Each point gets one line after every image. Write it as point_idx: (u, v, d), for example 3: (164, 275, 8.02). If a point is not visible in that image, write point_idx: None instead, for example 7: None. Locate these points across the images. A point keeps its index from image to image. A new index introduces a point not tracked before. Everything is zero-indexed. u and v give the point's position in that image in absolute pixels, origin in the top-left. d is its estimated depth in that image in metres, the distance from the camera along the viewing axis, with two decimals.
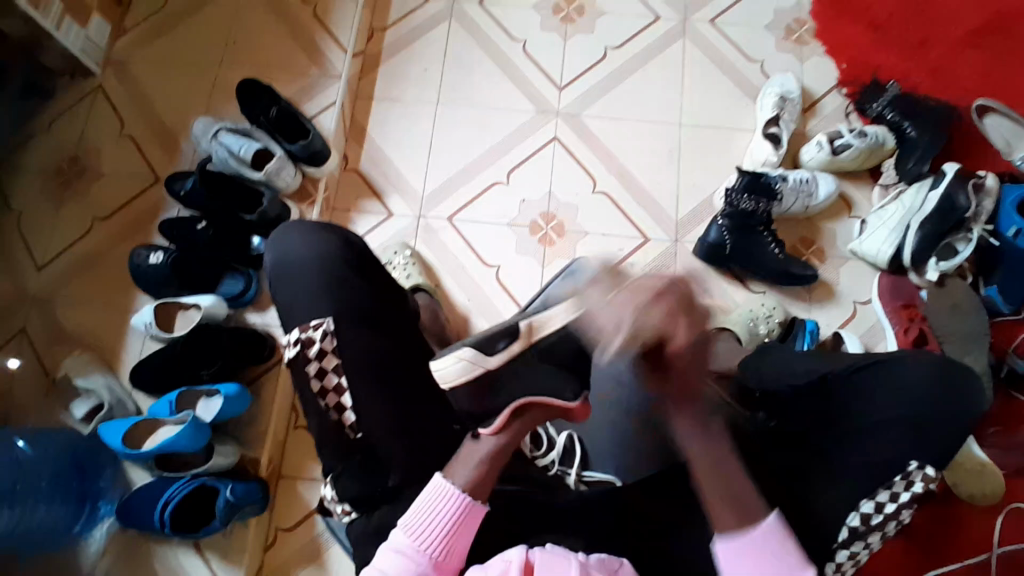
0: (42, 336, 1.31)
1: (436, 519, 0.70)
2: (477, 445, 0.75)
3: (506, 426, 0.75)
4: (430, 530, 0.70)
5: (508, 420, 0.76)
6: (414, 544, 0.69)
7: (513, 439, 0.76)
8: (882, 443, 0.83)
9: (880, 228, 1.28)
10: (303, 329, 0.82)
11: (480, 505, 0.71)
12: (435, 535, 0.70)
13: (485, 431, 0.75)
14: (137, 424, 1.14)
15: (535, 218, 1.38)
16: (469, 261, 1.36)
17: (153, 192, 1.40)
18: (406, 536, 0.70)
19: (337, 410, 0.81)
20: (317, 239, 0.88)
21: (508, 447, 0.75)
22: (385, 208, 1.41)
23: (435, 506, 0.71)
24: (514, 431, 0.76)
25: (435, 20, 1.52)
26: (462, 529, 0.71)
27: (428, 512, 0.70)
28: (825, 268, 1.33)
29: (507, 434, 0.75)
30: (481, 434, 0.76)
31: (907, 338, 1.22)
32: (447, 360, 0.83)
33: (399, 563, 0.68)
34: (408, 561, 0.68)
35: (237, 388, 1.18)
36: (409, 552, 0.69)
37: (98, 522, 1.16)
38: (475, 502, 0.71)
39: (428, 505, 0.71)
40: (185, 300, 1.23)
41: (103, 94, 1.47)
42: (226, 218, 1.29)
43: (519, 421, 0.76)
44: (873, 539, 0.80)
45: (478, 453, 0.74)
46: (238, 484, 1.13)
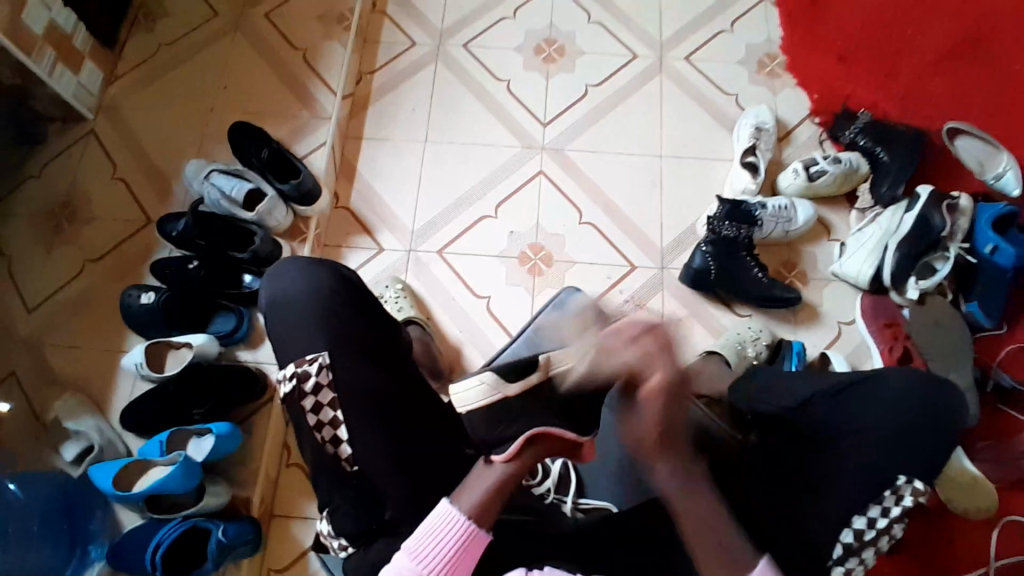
0: (33, 380, 1.30)
1: (441, 546, 0.70)
2: (488, 472, 0.74)
3: (518, 456, 0.75)
4: (434, 554, 0.69)
5: (522, 448, 0.75)
6: (417, 567, 0.69)
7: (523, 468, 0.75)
8: (872, 458, 0.84)
9: (860, 250, 1.32)
10: (298, 365, 0.83)
11: (484, 533, 0.71)
12: (439, 561, 0.69)
13: (497, 457, 0.75)
14: (128, 465, 1.12)
15: (523, 248, 1.41)
16: (460, 293, 1.38)
17: (147, 233, 1.41)
18: (410, 559, 0.69)
19: (333, 444, 0.81)
20: (309, 275, 0.89)
21: (517, 477, 0.75)
22: (377, 242, 1.43)
23: (440, 533, 0.70)
24: (525, 460, 0.75)
25: (422, 62, 1.58)
26: (465, 558, 0.70)
27: (434, 538, 0.70)
28: (809, 290, 1.36)
29: (519, 464, 0.74)
30: (493, 461, 0.75)
31: (892, 356, 1.25)
32: (470, 384, 0.96)
33: None
34: None
35: (229, 426, 1.17)
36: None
37: (90, 565, 1.13)
38: (479, 530, 0.71)
39: (435, 531, 0.70)
40: (176, 339, 1.23)
41: (96, 140, 1.50)
42: (219, 258, 1.30)
43: (532, 450, 0.76)
44: (867, 555, 0.81)
45: (488, 480, 0.73)
46: (230, 526, 1.12)
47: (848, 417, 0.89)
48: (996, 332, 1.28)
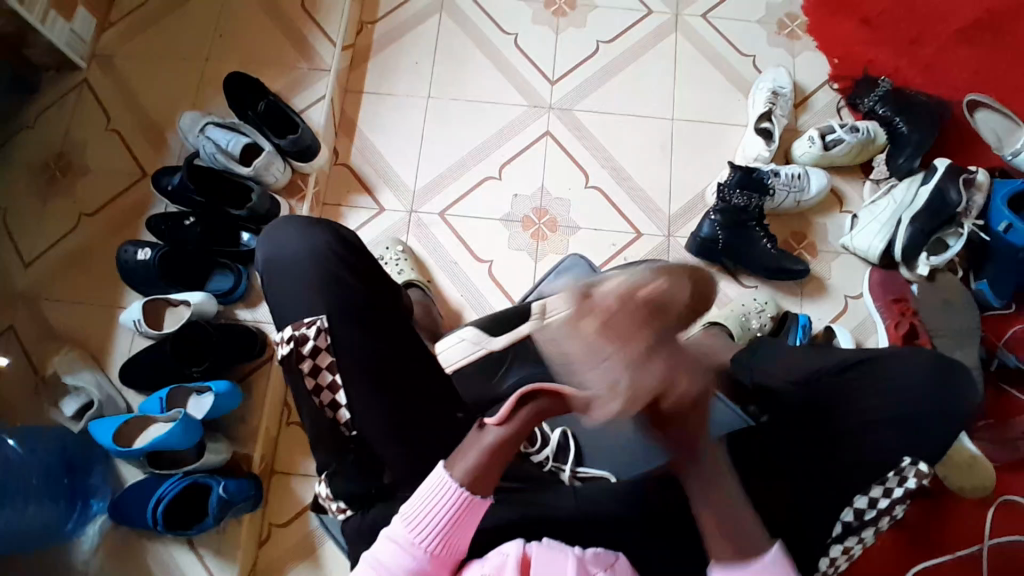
0: (31, 333, 1.29)
1: (434, 513, 0.68)
2: (481, 436, 0.70)
3: (511, 417, 0.70)
4: (428, 523, 0.68)
5: (515, 408, 0.70)
6: (411, 536, 0.68)
7: (518, 430, 0.70)
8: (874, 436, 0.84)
9: (871, 223, 1.29)
10: (295, 328, 0.81)
11: (480, 499, 0.69)
12: (432, 531, 0.68)
13: (490, 421, 0.70)
14: (127, 421, 1.13)
15: (528, 212, 1.38)
16: (462, 257, 1.36)
17: (142, 187, 1.38)
18: (405, 526, 0.68)
19: (333, 408, 0.80)
20: (307, 236, 0.87)
21: (513, 440, 0.70)
22: (377, 203, 1.40)
23: (432, 501, 0.68)
24: (519, 421, 0.70)
25: (427, 12, 1.51)
26: (461, 523, 0.68)
27: (427, 506, 0.68)
28: (817, 263, 1.33)
29: (512, 426, 0.69)
30: (486, 424, 0.71)
31: (898, 332, 1.23)
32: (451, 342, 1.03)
33: (396, 552, 0.67)
34: (403, 552, 0.67)
35: (229, 385, 1.16)
36: (404, 544, 0.68)
37: (91, 519, 1.16)
38: (474, 496, 0.69)
39: (427, 497, 0.68)
40: (174, 297, 1.21)
41: (88, 89, 1.44)
42: (215, 213, 1.27)
43: (528, 409, 0.70)
44: (867, 534, 0.80)
45: (481, 445, 0.70)
46: (231, 482, 1.12)
47: (852, 398, 0.88)
48: (1003, 312, 1.26)
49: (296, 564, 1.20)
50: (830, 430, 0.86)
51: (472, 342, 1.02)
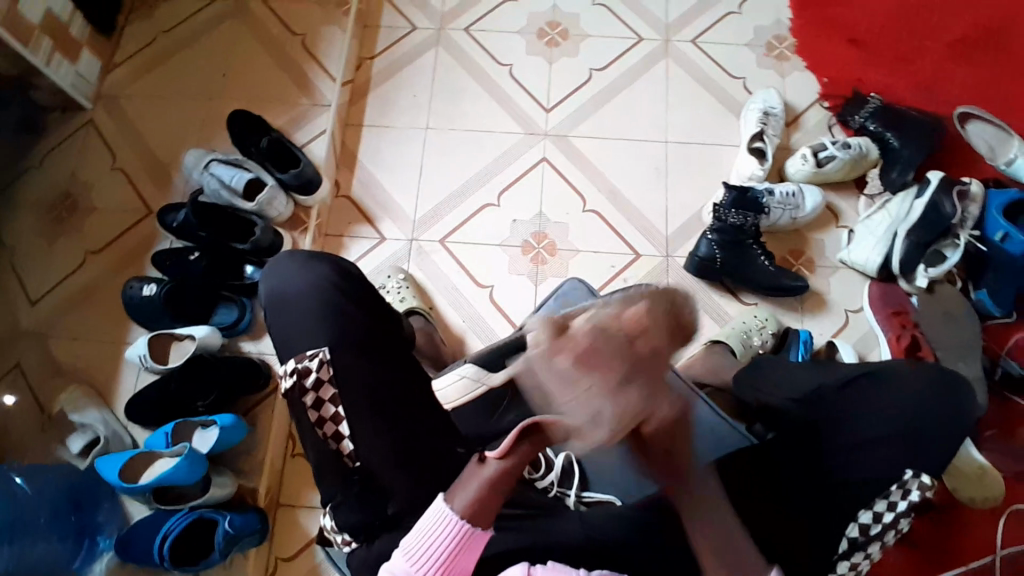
0: (37, 371, 1.30)
1: (435, 545, 0.68)
2: (482, 469, 0.70)
3: (512, 451, 0.70)
4: (428, 556, 0.68)
5: (515, 442, 0.71)
6: (411, 568, 0.68)
7: (519, 462, 0.71)
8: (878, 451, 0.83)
9: (868, 237, 1.30)
10: (297, 361, 0.82)
11: (481, 532, 0.69)
12: (434, 563, 0.68)
13: (491, 454, 0.70)
14: (133, 458, 1.13)
15: (526, 237, 1.40)
16: (463, 282, 1.37)
17: (146, 224, 1.40)
18: (406, 560, 0.68)
19: (336, 439, 0.81)
20: (310, 267, 0.88)
21: (513, 472, 0.70)
22: (378, 232, 1.42)
23: (432, 534, 0.68)
24: (520, 453, 0.71)
25: (424, 47, 1.55)
26: (463, 554, 0.69)
27: (427, 539, 0.68)
28: (816, 278, 1.34)
29: (513, 458, 0.70)
30: (486, 458, 0.71)
31: (900, 346, 1.23)
32: (450, 380, 1.00)
33: None
34: None
35: (233, 418, 1.17)
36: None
37: (98, 557, 1.14)
38: (474, 530, 0.68)
39: (426, 531, 0.68)
40: (179, 332, 1.23)
41: (94, 129, 1.48)
42: (219, 248, 1.29)
43: (527, 444, 0.71)
44: (873, 549, 0.81)
45: (482, 478, 0.70)
46: (236, 516, 1.12)
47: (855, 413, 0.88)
48: (1005, 321, 1.26)
49: None
50: (836, 447, 0.86)
51: (472, 378, 0.99)
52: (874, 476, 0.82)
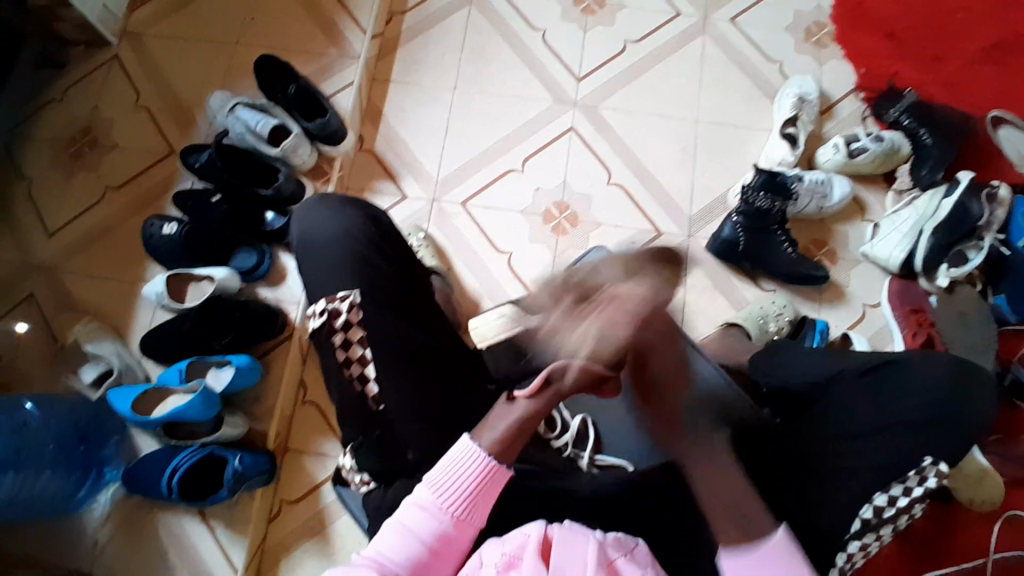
0: (51, 303, 1.31)
1: (461, 478, 0.69)
2: (511, 407, 0.74)
3: (542, 391, 0.75)
4: (455, 488, 0.68)
5: (544, 383, 0.75)
6: (437, 500, 0.68)
7: (546, 404, 0.75)
8: (892, 442, 0.83)
9: (893, 233, 1.29)
10: (328, 301, 0.82)
11: (504, 469, 0.70)
12: (461, 495, 0.68)
13: (521, 393, 0.75)
14: (146, 391, 1.15)
15: (548, 207, 1.39)
16: (482, 248, 1.37)
17: (168, 164, 1.39)
18: (431, 492, 0.68)
19: (361, 381, 0.81)
20: (341, 214, 0.88)
21: (541, 414, 0.75)
22: (400, 190, 1.41)
23: (459, 467, 0.69)
24: (547, 396, 0.75)
25: (456, 5, 1.52)
26: (484, 493, 0.69)
27: (455, 472, 0.69)
28: (837, 270, 1.33)
29: (542, 399, 0.74)
30: (516, 396, 0.75)
31: (915, 342, 1.21)
32: (491, 319, 1.11)
33: (421, 517, 0.67)
34: (430, 517, 0.67)
35: (249, 360, 1.18)
36: (431, 508, 0.67)
37: (104, 487, 1.17)
38: (500, 466, 0.70)
39: (454, 464, 0.69)
40: (198, 272, 1.23)
41: (119, 65, 1.46)
42: (242, 191, 1.29)
43: (556, 388, 0.76)
44: (885, 531, 0.80)
45: (511, 415, 0.73)
46: (247, 455, 1.14)
47: (873, 401, 0.87)
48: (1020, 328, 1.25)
49: (304, 542, 1.21)
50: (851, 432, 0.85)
51: (508, 319, 1.07)
52: (884, 462, 0.82)
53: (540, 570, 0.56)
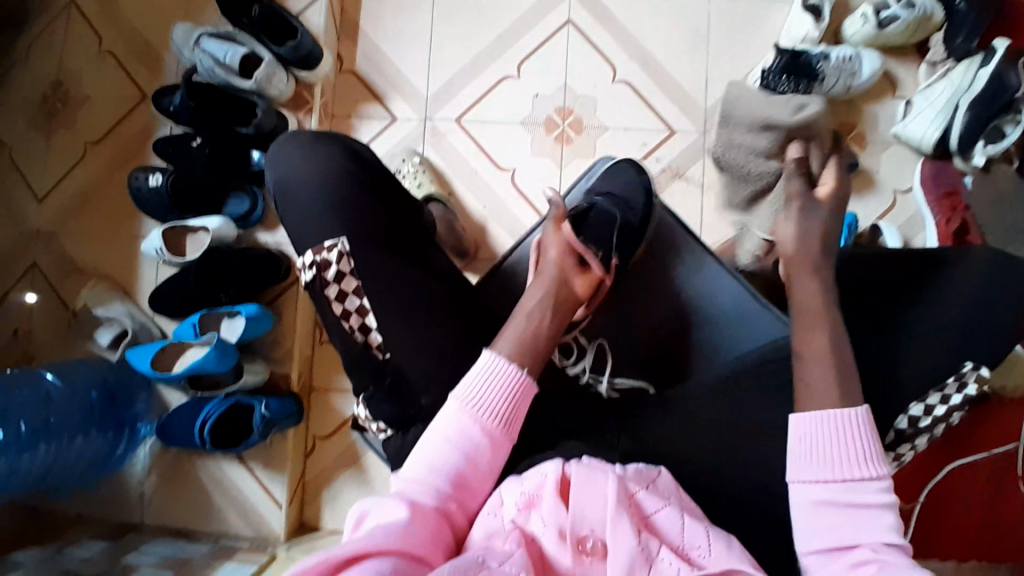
0: (56, 270, 1.29)
1: (494, 391, 0.67)
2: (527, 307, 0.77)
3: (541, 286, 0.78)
4: (490, 399, 0.67)
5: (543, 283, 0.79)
6: (473, 412, 0.66)
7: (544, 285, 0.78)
8: (931, 349, 0.76)
9: (926, 110, 1.18)
10: (317, 252, 0.77)
11: (533, 381, 0.70)
12: (492, 406, 0.67)
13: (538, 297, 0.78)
14: (163, 348, 1.15)
15: (550, 114, 1.29)
16: (482, 166, 1.29)
17: (144, 110, 1.31)
18: (467, 406, 0.67)
19: (363, 332, 0.77)
20: (320, 151, 0.81)
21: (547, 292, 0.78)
22: (388, 112, 1.31)
23: (491, 380, 0.68)
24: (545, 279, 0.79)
25: None
26: (518, 403, 0.68)
27: (488, 384, 0.67)
28: (865, 155, 1.24)
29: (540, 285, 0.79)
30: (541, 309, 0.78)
31: (949, 228, 1.13)
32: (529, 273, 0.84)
33: (458, 430, 0.66)
34: (468, 429, 0.66)
35: (258, 308, 1.17)
36: (468, 422, 0.66)
37: (141, 442, 1.23)
38: (529, 379, 0.69)
39: (486, 377, 0.68)
40: (191, 223, 1.18)
41: (75, 7, 1.34)
42: (223, 135, 1.21)
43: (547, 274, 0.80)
44: (919, 441, 0.77)
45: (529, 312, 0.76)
46: (273, 401, 1.16)
47: (917, 304, 0.78)
48: None
49: (341, 473, 1.25)
50: (891, 343, 0.77)
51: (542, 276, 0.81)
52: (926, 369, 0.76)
53: (560, 509, 0.56)
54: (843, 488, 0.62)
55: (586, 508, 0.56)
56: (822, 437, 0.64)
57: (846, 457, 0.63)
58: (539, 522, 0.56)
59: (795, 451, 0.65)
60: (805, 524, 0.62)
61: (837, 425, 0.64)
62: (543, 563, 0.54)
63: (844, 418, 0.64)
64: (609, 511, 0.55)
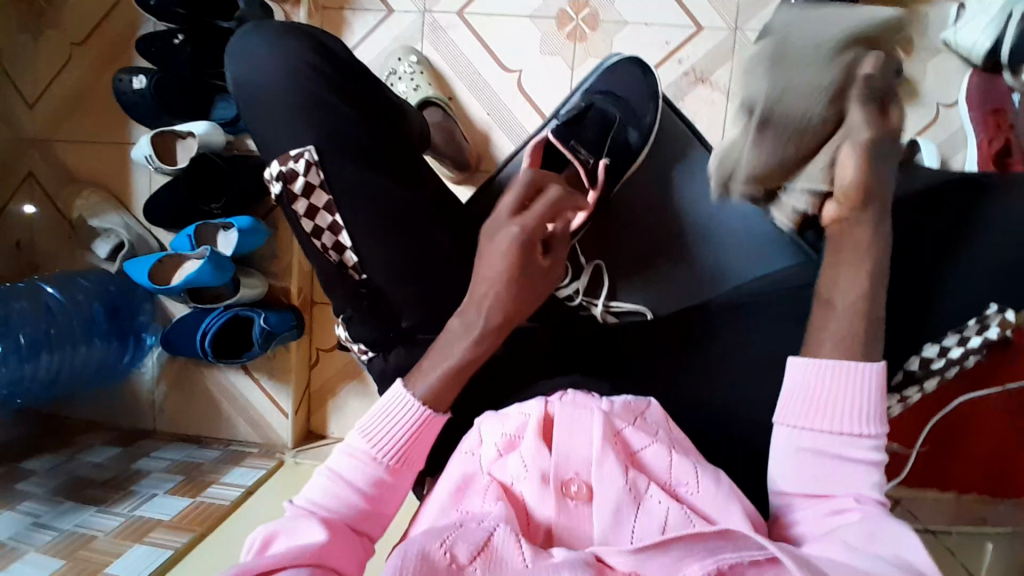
0: (50, 179, 1.26)
1: (397, 425, 0.60)
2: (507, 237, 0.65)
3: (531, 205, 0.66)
4: (391, 435, 0.60)
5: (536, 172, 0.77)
6: (372, 449, 0.59)
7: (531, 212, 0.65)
8: (956, 288, 0.69)
9: (981, 14, 0.95)
10: (282, 162, 0.72)
11: (440, 417, 0.62)
12: (394, 442, 0.60)
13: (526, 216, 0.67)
14: (161, 260, 1.13)
15: (562, 6, 1.16)
16: (486, 67, 1.19)
17: (125, 4, 1.20)
18: (365, 441, 0.60)
19: (337, 252, 0.74)
20: (280, 48, 0.73)
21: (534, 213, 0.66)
22: (384, 3, 1.20)
23: (394, 414, 0.60)
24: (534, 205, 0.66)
25: None
26: (421, 439, 0.61)
27: (390, 418, 0.60)
28: (909, 63, 1.10)
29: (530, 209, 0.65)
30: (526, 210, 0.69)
31: (990, 150, 1.03)
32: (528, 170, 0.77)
33: (355, 467, 0.59)
34: (365, 468, 0.59)
35: (251, 221, 1.13)
36: (366, 459, 0.59)
37: (147, 351, 1.25)
38: (435, 415, 0.61)
39: (390, 411, 0.60)
40: (178, 128, 1.12)
41: None
42: (206, 29, 1.12)
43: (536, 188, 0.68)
44: (930, 382, 0.72)
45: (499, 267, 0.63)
46: (272, 315, 1.14)
47: (949, 235, 0.69)
48: None
49: (345, 386, 1.26)
50: (915, 279, 0.69)
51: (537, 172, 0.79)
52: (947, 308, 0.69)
53: (542, 455, 0.53)
54: (835, 440, 0.55)
55: (570, 451, 0.54)
56: (822, 387, 0.56)
57: (840, 410, 0.55)
58: (519, 463, 0.54)
59: (789, 396, 0.58)
60: (787, 474, 0.57)
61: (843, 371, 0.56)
62: (522, 508, 0.53)
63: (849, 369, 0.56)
64: (595, 451, 0.53)
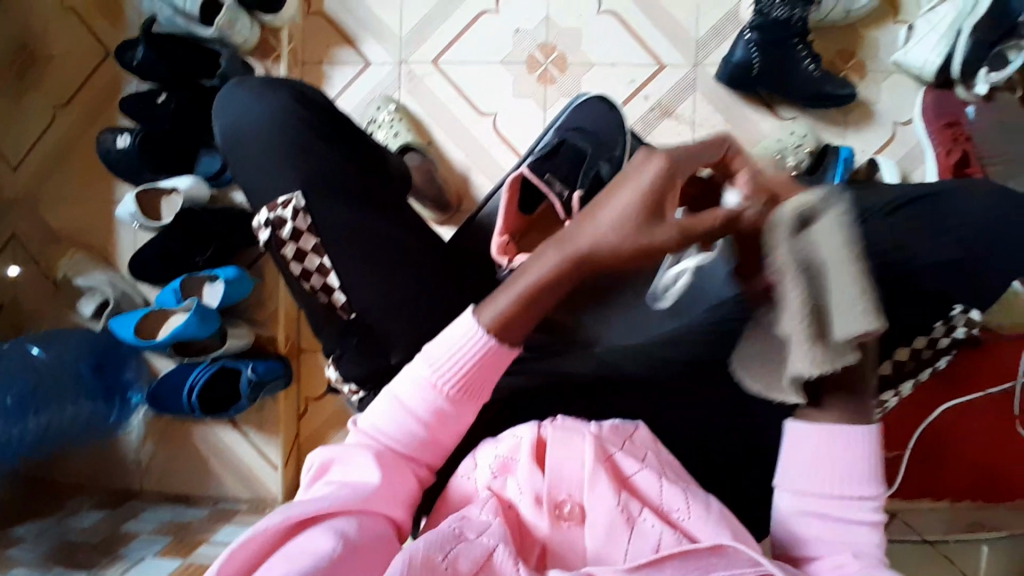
0: (35, 239, 1.26)
1: (462, 354, 0.54)
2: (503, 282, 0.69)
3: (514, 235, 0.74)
4: (455, 367, 0.54)
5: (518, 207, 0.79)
6: (436, 378, 0.55)
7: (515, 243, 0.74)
8: None
9: (929, 34, 1.09)
10: (270, 209, 0.74)
11: (509, 349, 0.55)
12: (458, 375, 0.54)
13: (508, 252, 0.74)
14: (147, 315, 1.13)
15: (532, 51, 1.21)
16: (462, 110, 1.23)
17: (109, 67, 1.24)
18: (429, 369, 0.55)
19: (326, 292, 0.75)
20: (264, 98, 0.77)
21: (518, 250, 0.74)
22: (361, 56, 1.24)
23: (459, 343, 0.54)
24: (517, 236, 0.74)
25: None
26: (486, 371, 0.55)
27: (455, 350, 0.54)
28: (864, 86, 1.17)
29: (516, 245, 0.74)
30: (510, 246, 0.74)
31: (948, 162, 1.07)
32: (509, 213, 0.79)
33: (419, 397, 0.55)
34: (428, 398, 0.55)
35: (236, 272, 1.14)
36: (429, 390, 0.55)
37: (133, 409, 1.22)
38: (503, 345, 0.55)
39: (458, 341, 0.54)
40: (162, 184, 1.14)
41: None
42: (190, 87, 1.16)
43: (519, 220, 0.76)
44: (904, 386, 0.77)
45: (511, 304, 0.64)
46: (259, 364, 1.14)
47: None
48: None
49: (335, 435, 1.23)
50: None
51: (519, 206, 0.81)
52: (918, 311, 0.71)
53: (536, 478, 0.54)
54: (834, 504, 0.50)
55: (561, 469, 0.54)
56: (821, 454, 0.50)
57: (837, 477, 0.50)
58: (515, 486, 0.54)
59: (786, 458, 0.52)
60: (780, 531, 0.52)
61: (836, 439, 0.50)
62: (518, 527, 0.53)
63: (844, 436, 0.50)
64: (586, 470, 0.53)
